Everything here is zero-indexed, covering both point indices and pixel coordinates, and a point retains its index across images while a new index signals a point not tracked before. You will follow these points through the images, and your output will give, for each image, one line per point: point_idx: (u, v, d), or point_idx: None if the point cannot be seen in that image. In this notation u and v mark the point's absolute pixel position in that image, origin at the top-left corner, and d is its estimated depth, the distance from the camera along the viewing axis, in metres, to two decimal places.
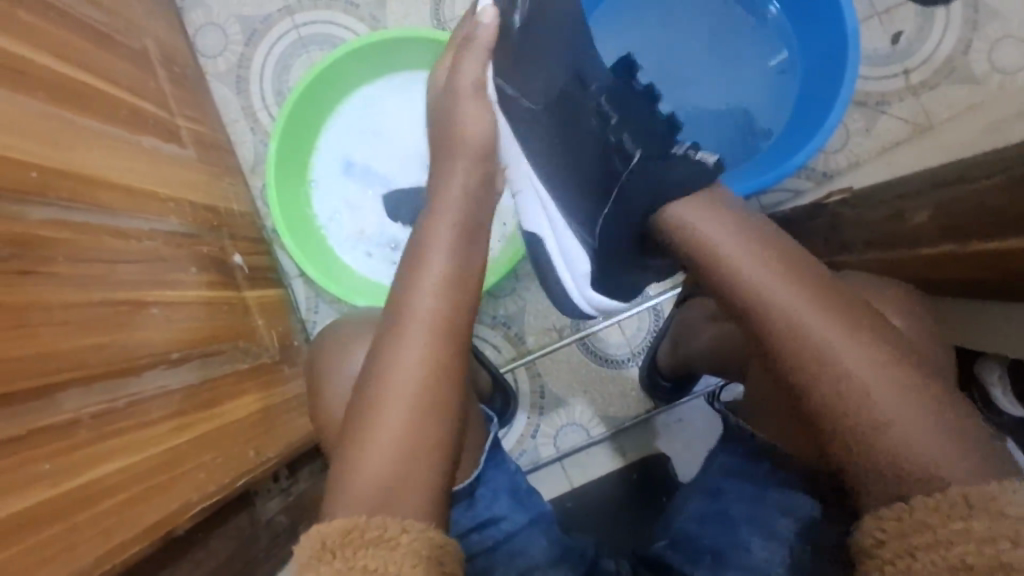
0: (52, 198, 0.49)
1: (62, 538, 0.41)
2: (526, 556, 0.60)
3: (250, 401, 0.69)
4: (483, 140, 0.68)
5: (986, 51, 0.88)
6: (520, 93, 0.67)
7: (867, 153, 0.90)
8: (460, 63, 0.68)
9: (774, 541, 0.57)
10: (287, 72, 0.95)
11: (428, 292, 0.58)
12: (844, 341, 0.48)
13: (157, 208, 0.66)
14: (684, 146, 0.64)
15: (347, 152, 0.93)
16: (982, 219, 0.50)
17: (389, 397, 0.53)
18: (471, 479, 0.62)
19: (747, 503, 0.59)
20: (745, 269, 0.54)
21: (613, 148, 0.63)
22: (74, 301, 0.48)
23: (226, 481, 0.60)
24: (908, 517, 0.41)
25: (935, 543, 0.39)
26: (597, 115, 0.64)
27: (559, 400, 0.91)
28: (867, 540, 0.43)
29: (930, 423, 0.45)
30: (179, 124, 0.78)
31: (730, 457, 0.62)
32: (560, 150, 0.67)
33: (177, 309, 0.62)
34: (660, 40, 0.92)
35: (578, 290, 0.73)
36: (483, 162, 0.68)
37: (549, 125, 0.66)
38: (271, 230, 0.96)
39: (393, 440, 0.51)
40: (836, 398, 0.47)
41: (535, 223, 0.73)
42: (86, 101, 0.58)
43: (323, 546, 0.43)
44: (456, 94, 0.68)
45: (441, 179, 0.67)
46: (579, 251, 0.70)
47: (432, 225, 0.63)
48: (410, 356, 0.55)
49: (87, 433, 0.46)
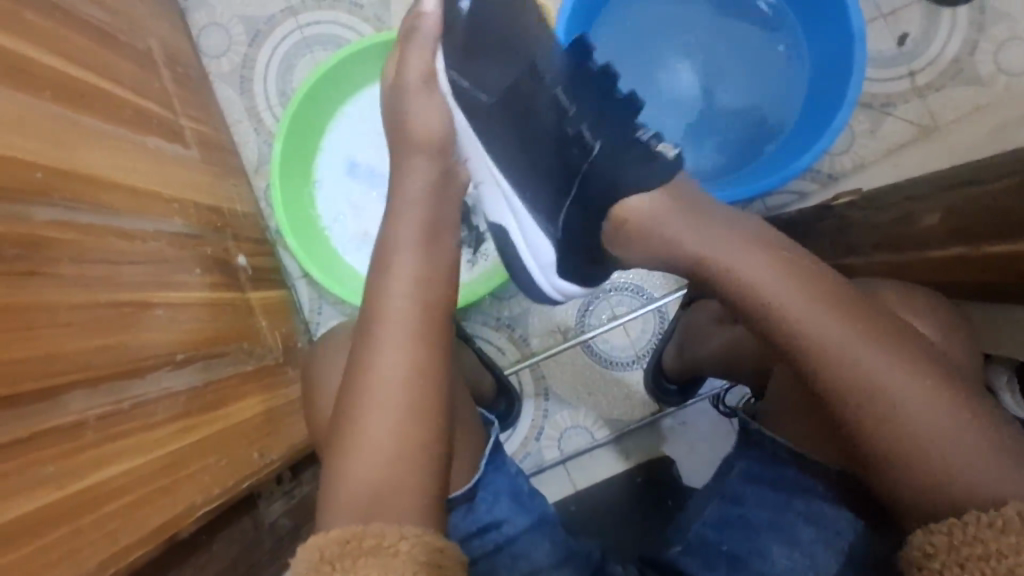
0: (56, 198, 0.49)
1: (67, 541, 0.41)
2: (529, 560, 0.59)
3: (253, 403, 0.69)
4: (438, 134, 0.69)
5: (992, 52, 0.88)
6: (474, 85, 0.66)
7: (872, 155, 0.90)
8: (406, 58, 0.69)
9: (796, 549, 0.56)
10: (291, 72, 0.95)
11: (405, 295, 0.59)
12: (871, 351, 0.48)
13: (161, 209, 0.65)
14: (646, 134, 0.61)
15: (351, 152, 0.93)
16: (994, 222, 0.50)
17: (377, 399, 0.53)
18: (470, 483, 0.61)
19: (769, 509, 0.59)
20: (752, 275, 0.54)
21: (569, 141, 0.62)
22: (79, 302, 0.48)
23: (230, 483, 0.59)
24: (961, 531, 0.42)
25: (985, 555, 0.40)
26: (551, 111, 0.62)
27: (563, 403, 0.91)
28: (917, 553, 0.43)
29: (959, 432, 0.45)
30: (183, 125, 0.78)
31: (753, 463, 0.61)
32: (530, 149, 0.65)
33: (181, 310, 0.62)
34: (658, 40, 0.92)
35: (547, 282, 0.75)
36: (442, 157, 0.69)
37: (506, 122, 0.65)
38: (274, 231, 0.95)
39: (381, 447, 0.51)
40: (871, 409, 0.47)
41: (499, 214, 0.77)
42: (91, 101, 0.58)
43: (321, 559, 0.42)
44: (405, 91, 0.69)
45: (403, 174, 0.68)
46: (542, 242, 0.72)
47: (396, 219, 0.64)
48: (396, 356, 0.55)
49: (93, 435, 0.45)
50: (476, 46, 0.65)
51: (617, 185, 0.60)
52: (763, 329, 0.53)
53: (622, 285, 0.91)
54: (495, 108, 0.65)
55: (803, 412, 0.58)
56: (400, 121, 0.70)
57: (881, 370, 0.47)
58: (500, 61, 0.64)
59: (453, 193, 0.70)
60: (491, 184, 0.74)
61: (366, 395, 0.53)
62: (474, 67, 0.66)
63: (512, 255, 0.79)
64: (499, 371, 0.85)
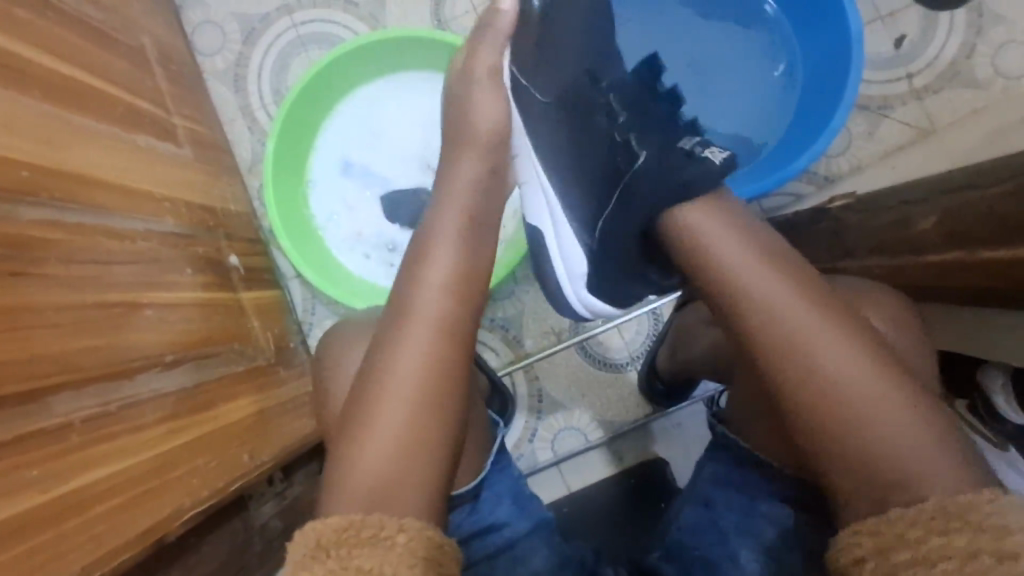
0: (46, 198, 0.49)
1: (53, 545, 0.40)
2: (528, 565, 0.59)
3: (245, 404, 0.68)
4: (490, 127, 0.68)
5: (990, 55, 0.88)
6: (531, 84, 0.68)
7: (869, 157, 0.90)
8: (478, 50, 0.69)
9: (766, 555, 0.56)
10: (285, 71, 0.95)
11: (434, 289, 0.57)
12: (836, 353, 0.48)
13: (153, 208, 0.65)
14: (692, 143, 0.63)
15: (346, 152, 0.93)
16: (990, 227, 0.50)
17: (390, 390, 0.52)
18: (476, 482, 0.61)
19: (736, 513, 0.59)
20: (749, 278, 0.53)
21: (619, 145, 0.63)
22: (66, 302, 0.47)
23: (221, 484, 0.59)
24: (886, 531, 0.42)
25: (914, 560, 0.39)
26: (605, 115, 0.65)
27: (556, 404, 0.90)
28: (846, 556, 0.43)
29: (909, 429, 0.45)
30: (176, 123, 0.77)
31: (719, 467, 0.62)
32: (576, 149, 0.66)
33: (172, 311, 0.61)
34: (681, 37, 0.91)
35: (573, 293, 0.73)
36: (494, 149, 0.68)
37: (563, 121, 0.67)
38: (267, 231, 0.95)
39: (392, 437, 0.50)
40: (825, 410, 0.47)
41: (536, 216, 0.74)
42: (82, 100, 0.58)
43: (318, 545, 0.42)
44: (471, 82, 0.69)
45: (450, 164, 0.67)
46: (576, 248, 0.71)
47: (442, 211, 0.63)
48: (411, 348, 0.54)
49: (79, 438, 0.45)
50: (551, 53, 0.67)
51: (662, 184, 0.59)
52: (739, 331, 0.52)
53: None
54: (552, 108, 0.67)
55: (766, 417, 0.58)
56: (457, 107, 0.70)
57: (841, 366, 0.47)
58: (566, 59, 0.67)
59: (496, 190, 0.67)
60: (538, 186, 0.72)
61: (376, 386, 0.53)
62: (540, 71, 0.67)
63: (543, 262, 0.76)
64: (492, 373, 0.84)
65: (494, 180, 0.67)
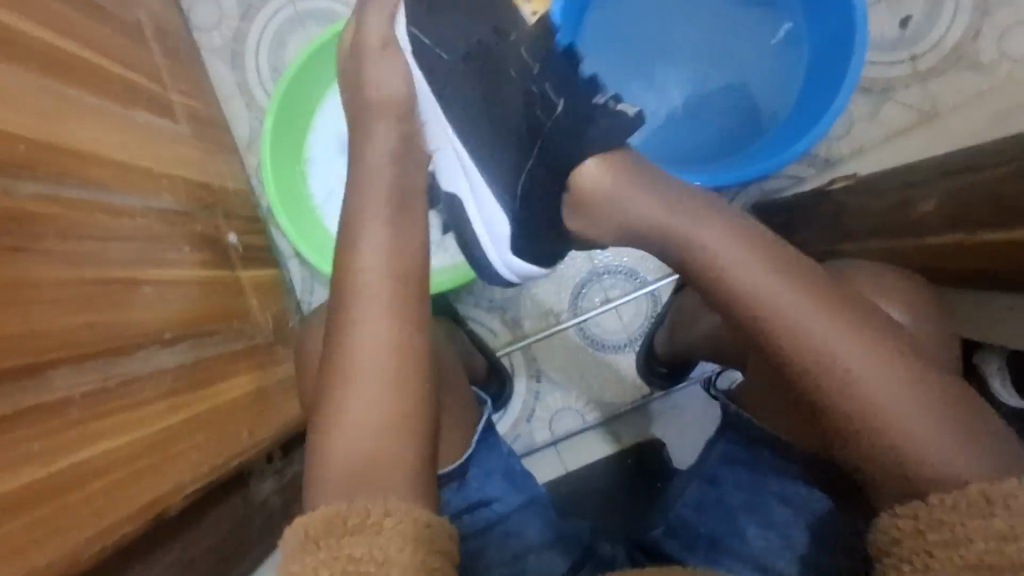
0: (43, 172, 0.48)
1: (52, 518, 0.40)
2: (521, 537, 0.59)
3: (243, 381, 0.68)
4: (399, 99, 0.64)
5: (995, 38, 0.87)
6: (431, 38, 0.61)
7: (872, 140, 0.89)
8: (366, 17, 0.63)
9: (773, 530, 0.57)
10: (283, 48, 0.93)
11: (368, 268, 0.58)
12: (845, 342, 0.48)
13: (150, 185, 0.64)
14: (605, 97, 0.61)
15: (345, 130, 0.91)
16: (990, 208, 0.50)
17: (360, 372, 0.53)
18: (463, 458, 0.61)
19: (746, 490, 0.60)
20: (734, 261, 0.53)
21: (535, 98, 0.59)
22: (65, 278, 0.47)
23: (219, 462, 0.59)
24: (927, 514, 0.41)
25: (949, 541, 0.39)
26: (515, 65, 0.60)
27: (556, 385, 0.91)
28: (884, 538, 0.43)
29: (907, 407, 0.45)
30: (173, 99, 0.76)
31: (730, 443, 0.62)
32: (493, 108, 0.61)
33: (170, 288, 0.61)
34: (653, 50, 0.90)
35: (497, 257, 0.68)
36: (406, 125, 0.64)
37: (474, 77, 0.61)
38: (266, 210, 0.95)
39: (366, 426, 0.51)
40: (838, 399, 0.47)
41: (451, 182, 0.68)
42: (79, 74, 0.57)
43: (307, 538, 0.42)
44: (362, 56, 0.64)
45: (362, 143, 0.64)
46: (495, 213, 0.66)
47: (359, 204, 0.61)
48: (367, 326, 0.55)
49: (79, 412, 0.45)
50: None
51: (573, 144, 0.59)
52: (739, 313, 0.52)
53: (615, 268, 0.91)
54: (459, 67, 0.61)
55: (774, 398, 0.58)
56: (357, 81, 0.65)
57: (854, 351, 0.47)
58: (461, 16, 0.61)
59: (416, 167, 0.65)
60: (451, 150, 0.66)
61: (342, 374, 0.53)
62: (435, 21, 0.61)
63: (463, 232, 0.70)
64: (491, 354, 0.85)
65: (406, 152, 0.64)
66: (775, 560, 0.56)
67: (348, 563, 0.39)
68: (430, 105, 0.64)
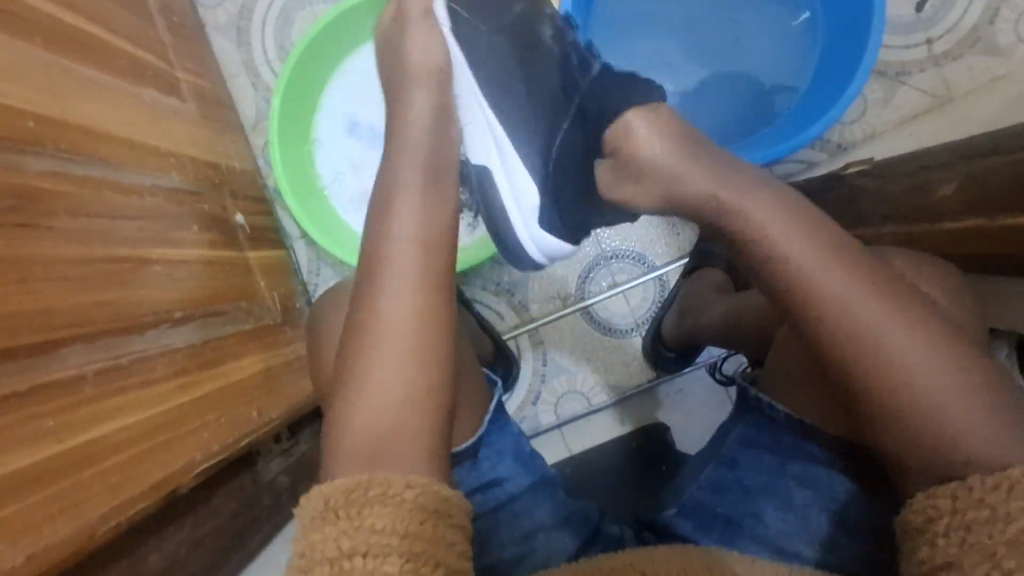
0: (50, 148, 0.48)
1: (69, 494, 0.41)
2: (531, 517, 0.59)
3: (252, 362, 0.69)
4: (438, 68, 0.64)
5: (1013, 21, 0.86)
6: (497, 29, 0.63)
7: (884, 125, 0.88)
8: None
9: (790, 512, 0.55)
10: (289, 25, 0.92)
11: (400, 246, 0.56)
12: (881, 318, 0.47)
13: (158, 163, 0.64)
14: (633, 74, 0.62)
15: (352, 111, 0.91)
16: (1009, 192, 0.50)
17: (400, 358, 0.51)
18: (475, 438, 0.60)
19: (765, 473, 0.57)
20: (782, 234, 0.51)
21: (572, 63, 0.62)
22: (73, 255, 0.47)
23: (230, 441, 0.59)
24: (967, 494, 0.41)
25: (991, 518, 0.39)
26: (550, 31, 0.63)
27: (562, 368, 0.91)
28: (919, 517, 0.42)
29: (932, 386, 0.45)
30: (179, 77, 0.75)
31: (750, 427, 0.57)
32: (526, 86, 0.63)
33: (179, 267, 0.61)
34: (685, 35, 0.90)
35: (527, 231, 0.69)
36: (442, 93, 0.64)
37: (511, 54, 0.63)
38: (272, 189, 0.94)
39: (387, 404, 0.49)
40: (867, 376, 0.46)
41: (479, 155, 0.68)
42: (86, 49, 0.56)
43: (327, 508, 0.42)
44: (406, 26, 0.65)
45: (398, 113, 0.63)
46: (530, 184, 0.66)
47: (393, 175, 0.60)
48: (421, 314, 0.52)
49: (93, 389, 0.45)
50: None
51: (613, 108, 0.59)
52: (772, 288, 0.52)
53: (624, 252, 0.90)
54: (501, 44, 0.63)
55: (789, 379, 0.57)
56: (398, 55, 0.65)
57: (888, 324, 0.46)
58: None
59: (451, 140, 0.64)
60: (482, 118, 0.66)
61: (368, 349, 0.52)
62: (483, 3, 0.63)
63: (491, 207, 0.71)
64: (497, 336, 0.85)
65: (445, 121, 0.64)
66: (793, 544, 0.54)
67: (371, 535, 0.39)
68: (467, 74, 0.64)
